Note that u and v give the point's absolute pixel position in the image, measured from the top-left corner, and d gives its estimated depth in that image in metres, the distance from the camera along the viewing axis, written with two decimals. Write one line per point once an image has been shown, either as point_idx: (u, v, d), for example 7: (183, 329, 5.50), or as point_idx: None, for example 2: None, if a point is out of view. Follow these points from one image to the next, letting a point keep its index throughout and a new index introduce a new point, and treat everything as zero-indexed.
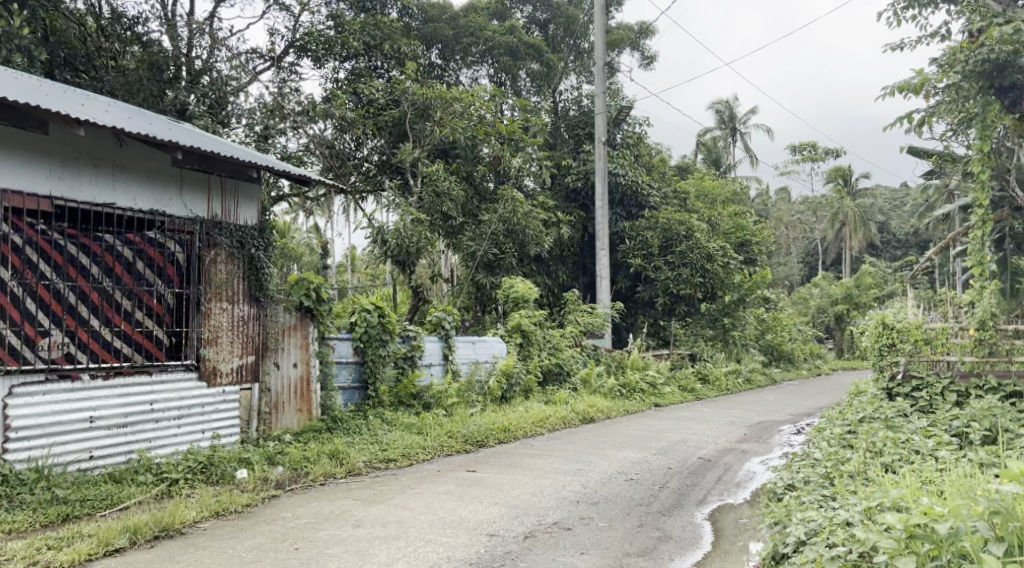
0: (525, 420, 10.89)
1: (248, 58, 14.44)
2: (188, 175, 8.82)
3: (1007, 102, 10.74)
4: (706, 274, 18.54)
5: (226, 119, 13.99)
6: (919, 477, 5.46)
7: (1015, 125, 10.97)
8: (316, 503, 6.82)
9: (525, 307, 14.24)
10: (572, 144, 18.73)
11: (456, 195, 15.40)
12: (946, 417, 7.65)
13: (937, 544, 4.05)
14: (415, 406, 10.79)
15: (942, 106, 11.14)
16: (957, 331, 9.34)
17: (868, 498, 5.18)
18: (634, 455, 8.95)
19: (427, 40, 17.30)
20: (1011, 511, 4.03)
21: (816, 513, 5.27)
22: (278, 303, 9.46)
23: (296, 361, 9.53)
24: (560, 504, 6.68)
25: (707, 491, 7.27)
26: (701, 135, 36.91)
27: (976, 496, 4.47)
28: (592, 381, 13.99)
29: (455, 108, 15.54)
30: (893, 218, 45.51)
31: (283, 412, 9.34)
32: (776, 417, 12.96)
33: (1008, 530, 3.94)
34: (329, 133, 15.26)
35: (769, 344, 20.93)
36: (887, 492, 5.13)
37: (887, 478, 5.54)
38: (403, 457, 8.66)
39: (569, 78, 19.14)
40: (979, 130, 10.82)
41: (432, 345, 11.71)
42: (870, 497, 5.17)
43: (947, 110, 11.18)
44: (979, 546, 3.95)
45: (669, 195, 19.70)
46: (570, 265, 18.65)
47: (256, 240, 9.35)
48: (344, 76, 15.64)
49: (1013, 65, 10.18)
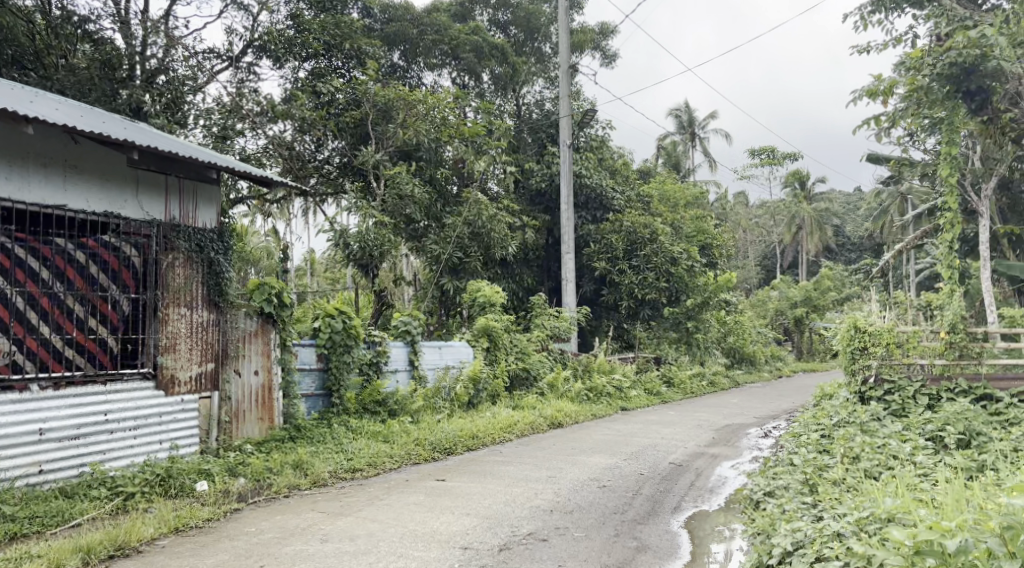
0: (493, 426, 10.72)
1: (206, 57, 14.23)
2: (144, 176, 8.46)
3: (972, 106, 10.86)
4: (670, 277, 18.59)
5: (183, 120, 13.62)
6: (908, 486, 5.40)
7: (980, 130, 11.10)
8: (281, 516, 6.56)
9: (492, 311, 14.07)
10: (536, 147, 18.62)
11: (420, 198, 15.19)
12: (918, 421, 7.69)
13: (943, 559, 3.95)
14: (380, 413, 10.50)
15: (906, 110, 11.25)
16: (929, 334, 9.43)
17: (857, 509, 5.11)
18: (605, 461, 8.84)
19: (389, 39, 17.02)
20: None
21: (803, 523, 5.19)
22: (239, 309, 9.15)
23: (257, 368, 9.24)
24: (534, 514, 6.53)
25: (680, 497, 7.19)
26: (661, 139, 37.16)
27: (982, 510, 4.38)
28: (559, 385, 13.88)
29: (419, 110, 15.34)
30: (848, 221, 46.40)
31: (244, 422, 9.04)
32: (742, 420, 13.00)
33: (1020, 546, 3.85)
34: (288, 134, 14.96)
35: (732, 346, 21.08)
36: (878, 503, 5.05)
37: (872, 487, 5.48)
38: (369, 466, 8.43)
39: (534, 81, 19.14)
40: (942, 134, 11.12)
41: (398, 351, 11.49)
42: (860, 508, 5.10)
43: (910, 114, 11.30)
44: (988, 561, 3.86)
45: (634, 198, 19.71)
46: (535, 268, 18.51)
47: (215, 243, 9.04)
48: (304, 76, 15.31)
49: (978, 69, 10.32)
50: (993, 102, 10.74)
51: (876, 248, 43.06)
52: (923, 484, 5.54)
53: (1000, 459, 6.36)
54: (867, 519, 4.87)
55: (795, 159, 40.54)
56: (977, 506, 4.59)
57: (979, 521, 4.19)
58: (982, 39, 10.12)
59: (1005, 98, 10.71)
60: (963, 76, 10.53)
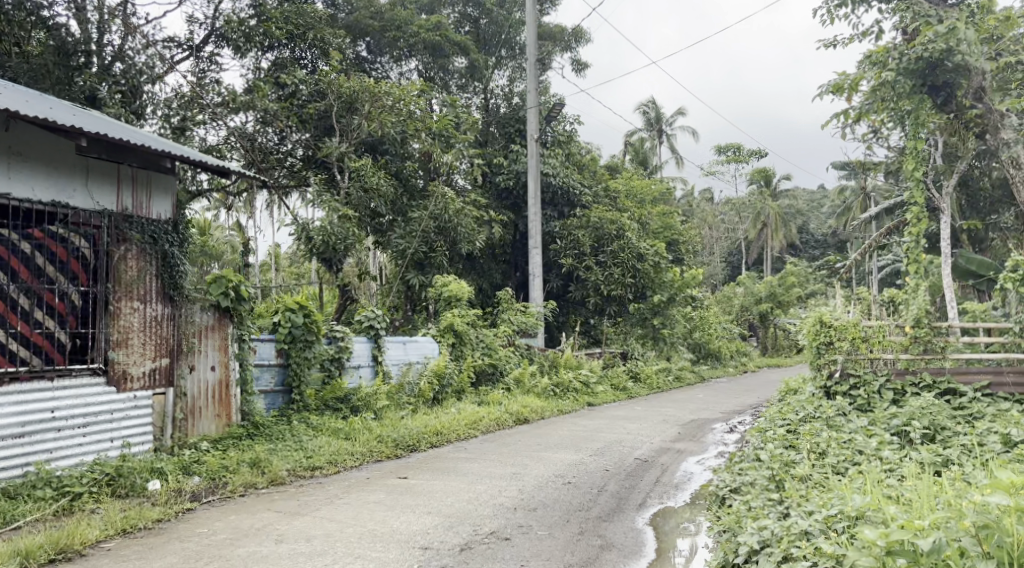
0: (458, 422, 10.56)
1: (165, 47, 13.93)
2: (94, 164, 8.13)
3: (937, 100, 10.93)
4: (637, 273, 18.59)
5: (141, 110, 13.18)
6: (877, 482, 5.36)
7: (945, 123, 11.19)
8: (234, 517, 6.33)
9: (458, 306, 13.86)
10: (502, 142, 18.53)
11: (384, 191, 14.99)
12: (883, 416, 7.69)
13: (915, 559, 3.90)
14: (341, 410, 10.29)
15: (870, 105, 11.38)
16: (894, 329, 9.53)
17: (826, 506, 5.05)
18: (570, 457, 8.74)
19: (352, 31, 16.69)
20: (999, 525, 3.90)
21: (770, 520, 5.12)
22: (194, 303, 8.87)
23: (213, 364, 8.98)
24: (497, 511, 6.39)
25: (646, 494, 7.09)
26: (628, 135, 37.22)
27: (957, 509, 4.33)
28: (526, 380, 13.75)
29: (385, 102, 15.04)
30: (811, 219, 46.96)
31: (200, 418, 8.77)
32: (707, 415, 13.02)
33: (995, 546, 3.81)
34: (249, 125, 14.55)
35: (697, 342, 21.18)
36: (848, 500, 4.99)
37: (840, 485, 5.44)
38: (329, 464, 8.21)
39: (501, 73, 18.98)
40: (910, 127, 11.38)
41: (360, 346, 11.26)
42: (828, 505, 5.04)
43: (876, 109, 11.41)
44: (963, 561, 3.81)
45: (601, 194, 19.67)
46: (502, 264, 18.34)
47: (169, 235, 8.76)
48: (265, 67, 15.04)
49: (943, 63, 10.41)
50: (957, 96, 10.74)
51: (839, 244, 43.64)
52: (890, 479, 5.51)
53: (963, 454, 6.38)
54: (836, 517, 4.81)
55: (761, 157, 40.91)
56: (946, 502, 4.55)
57: (955, 519, 4.13)
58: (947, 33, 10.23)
59: (968, 94, 10.58)
60: (928, 70, 10.60)
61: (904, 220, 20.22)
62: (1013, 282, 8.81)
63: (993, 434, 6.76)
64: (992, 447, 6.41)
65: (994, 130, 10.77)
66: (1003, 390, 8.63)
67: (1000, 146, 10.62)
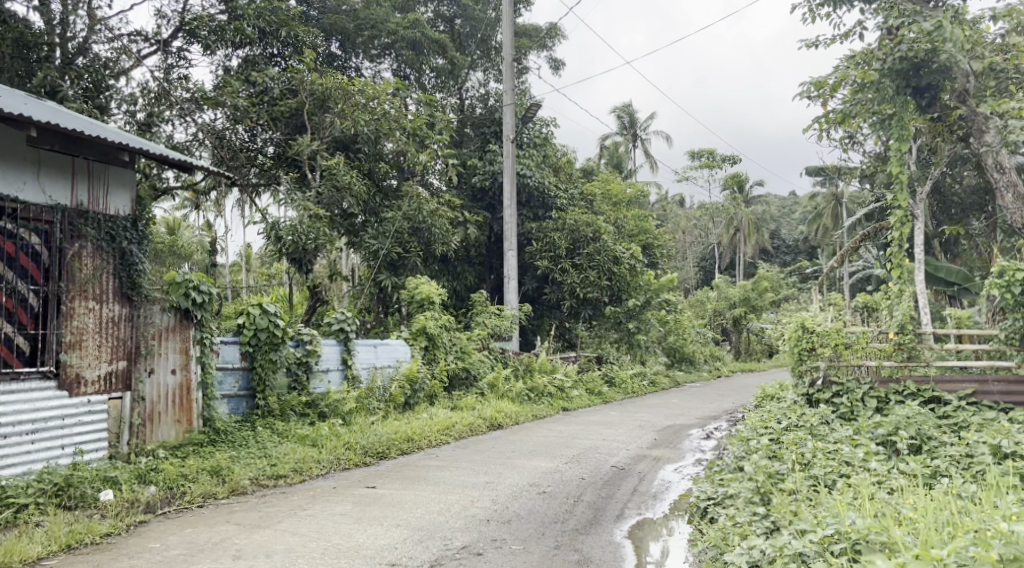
0: (431, 428, 10.22)
1: (131, 40, 13.43)
2: (46, 156, 7.73)
3: (921, 103, 11.01)
4: (612, 277, 18.38)
5: (105, 105, 12.63)
6: (873, 499, 5.15)
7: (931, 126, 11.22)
8: (190, 530, 5.96)
9: (431, 309, 13.52)
10: (478, 143, 18.18)
11: (358, 190, 14.60)
12: (868, 425, 7.53)
13: None
14: (309, 415, 9.93)
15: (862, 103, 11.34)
16: (876, 336, 9.35)
17: (819, 524, 4.83)
18: (545, 465, 8.47)
19: (326, 31, 16.33)
20: None
21: (760, 539, 4.92)
22: (154, 303, 8.47)
23: (174, 367, 8.55)
24: (469, 524, 6.12)
25: (624, 504, 6.86)
26: (603, 139, 37.07)
27: (977, 538, 4.12)
28: (500, 385, 13.43)
29: (358, 100, 14.73)
30: (783, 224, 47.22)
31: (159, 424, 8.34)
32: (682, 420, 12.83)
33: None
34: (219, 122, 14.16)
35: (671, 346, 21.05)
36: (844, 519, 4.77)
37: (831, 502, 5.23)
38: (294, 472, 7.86)
39: (476, 74, 18.72)
40: (897, 132, 11.16)
41: (329, 350, 10.92)
42: (823, 523, 4.81)
43: (864, 108, 11.28)
44: None
45: (577, 196, 19.44)
46: (477, 266, 18.03)
47: (128, 232, 8.38)
48: (236, 64, 14.72)
49: (928, 63, 10.47)
50: (940, 99, 10.83)
51: (809, 250, 43.98)
52: (881, 494, 5.33)
53: (952, 466, 6.26)
54: (832, 538, 4.59)
55: (735, 162, 40.98)
56: (953, 531, 4.35)
57: (973, 556, 3.89)
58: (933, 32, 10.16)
59: (953, 96, 10.76)
60: (912, 72, 10.69)
61: (877, 226, 20.24)
62: (998, 288, 8.68)
63: (981, 443, 6.61)
64: (982, 459, 6.26)
65: (977, 133, 10.69)
66: (987, 399, 8.58)
67: (983, 150, 10.63)
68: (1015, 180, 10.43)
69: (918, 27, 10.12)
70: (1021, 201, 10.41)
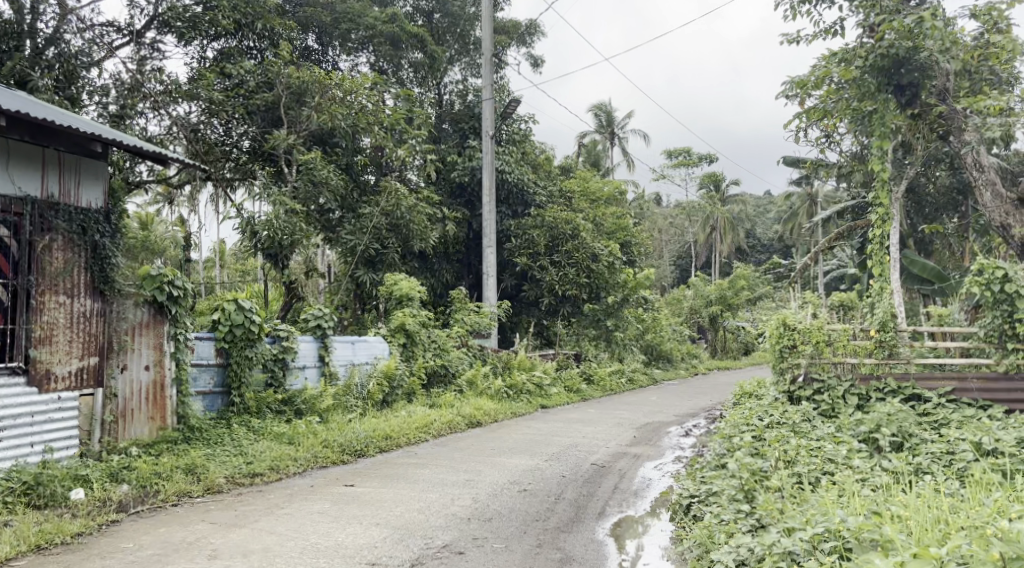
0: (409, 425, 10.13)
1: (104, 31, 13.17)
2: (15, 146, 7.50)
3: (901, 100, 11.06)
4: (591, 275, 18.37)
5: (77, 97, 12.36)
6: (858, 497, 5.17)
7: (911, 125, 11.25)
8: (163, 529, 5.82)
9: (410, 305, 13.39)
10: (457, 139, 18.04)
11: (335, 185, 14.44)
12: (849, 422, 7.57)
13: None
14: (286, 412, 9.80)
15: (842, 101, 11.42)
16: (858, 333, 9.39)
17: (807, 521, 4.82)
18: (525, 462, 8.41)
19: (303, 23, 16.07)
20: None
21: (747, 536, 4.97)
22: (127, 298, 8.29)
23: (148, 363, 8.37)
24: (450, 523, 6.04)
25: (605, 501, 6.82)
26: (581, 137, 37.09)
27: (974, 538, 4.14)
28: (478, 382, 13.36)
29: (335, 94, 14.57)
30: (757, 223, 47.63)
31: (132, 422, 8.16)
32: (661, 418, 12.84)
33: None
34: (193, 115, 13.94)
35: (648, 343, 21.12)
36: (832, 517, 4.77)
37: (817, 501, 5.23)
38: (270, 470, 7.74)
39: (454, 70, 18.61)
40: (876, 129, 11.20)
41: (306, 346, 10.79)
42: (811, 521, 4.81)
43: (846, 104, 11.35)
44: None
45: (555, 193, 19.43)
46: (455, 263, 17.93)
47: (100, 225, 8.20)
48: (211, 56, 14.52)
49: (910, 60, 10.53)
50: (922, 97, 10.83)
51: (783, 248, 44.39)
52: (865, 492, 5.35)
53: (934, 462, 6.31)
54: (822, 536, 4.58)
55: (711, 161, 41.22)
56: (945, 531, 4.37)
57: (978, 553, 3.92)
58: (915, 29, 10.25)
59: (933, 94, 10.86)
60: (894, 69, 10.76)
61: (851, 225, 20.42)
62: (978, 286, 8.77)
63: (961, 440, 6.67)
64: (963, 455, 6.32)
65: (957, 132, 10.73)
66: (967, 396, 8.68)
67: (962, 148, 10.69)
68: (993, 179, 10.55)
69: (901, 23, 10.19)
70: (999, 200, 10.50)
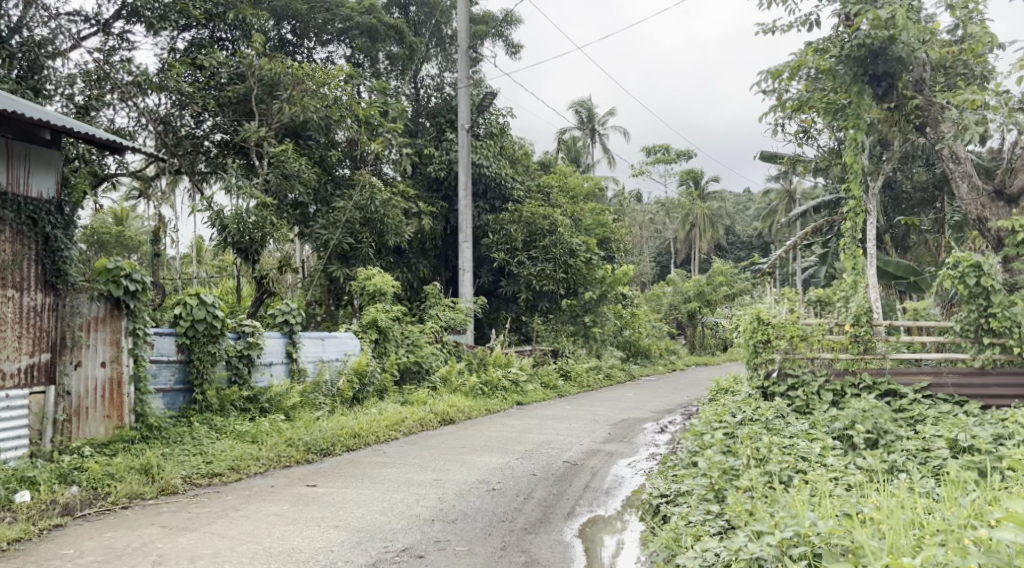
0: (378, 423, 9.86)
1: (69, 21, 12.75)
2: None
3: (878, 92, 10.89)
4: (568, 270, 18.16)
5: (42, 88, 11.96)
6: (831, 497, 5.00)
7: (886, 117, 11.12)
8: (108, 534, 5.56)
9: (382, 301, 13.11)
10: (433, 133, 17.76)
11: (308, 178, 14.10)
12: (826, 419, 7.44)
13: None
14: (251, 411, 9.52)
15: (820, 94, 11.32)
16: (833, 327, 9.26)
17: (778, 524, 4.63)
18: (496, 460, 8.19)
19: (277, 14, 15.62)
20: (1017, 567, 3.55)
21: (715, 540, 4.81)
22: (82, 292, 7.94)
23: (104, 360, 8.03)
24: (412, 524, 5.81)
25: (574, 501, 6.62)
26: (561, 134, 36.88)
27: (953, 546, 3.97)
28: (453, 379, 13.10)
29: (307, 86, 14.12)
30: (736, 220, 47.71)
31: (86, 420, 7.81)
32: (637, 414, 12.65)
33: None
34: (162, 107, 13.57)
35: (626, 339, 20.94)
36: (802, 520, 4.59)
37: (791, 501, 5.06)
38: (230, 470, 7.46)
39: (431, 65, 18.24)
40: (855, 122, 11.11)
41: (273, 342, 10.49)
42: (783, 524, 4.62)
43: (822, 97, 11.27)
44: None
45: (533, 188, 19.19)
46: (432, 258, 17.64)
47: (51, 216, 7.89)
48: (182, 47, 14.15)
49: (885, 52, 10.43)
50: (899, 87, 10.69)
51: (762, 245, 44.50)
52: (839, 493, 5.19)
53: (910, 460, 6.17)
54: (791, 541, 4.41)
55: (690, 157, 41.16)
56: (921, 538, 4.20)
57: (952, 561, 3.77)
58: (890, 19, 10.15)
59: (910, 85, 10.73)
60: (870, 58, 10.63)
61: (829, 220, 20.38)
62: (949, 279, 8.77)
63: (938, 437, 6.55)
64: (940, 453, 6.18)
65: (933, 123, 10.63)
66: (941, 392, 8.66)
67: (939, 139, 10.61)
68: (969, 171, 10.46)
69: (877, 14, 10.11)
70: (975, 191, 10.37)
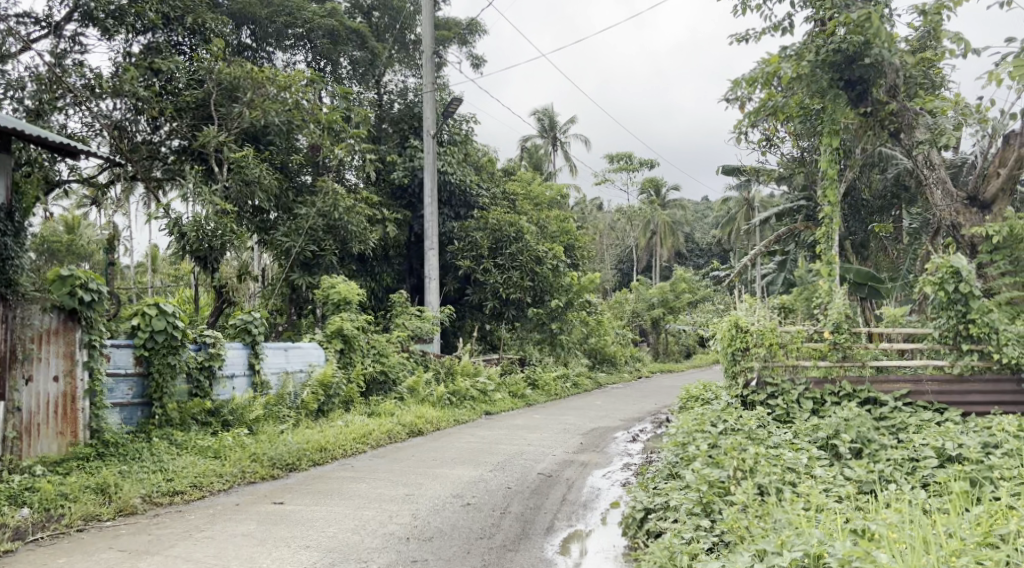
0: (344, 436, 9.56)
1: (19, 22, 12.29)
2: None
3: (853, 97, 10.96)
4: (535, 278, 18.04)
5: None
6: (834, 515, 4.95)
7: (862, 122, 11.16)
8: (62, 560, 5.26)
9: (348, 310, 12.78)
10: (397, 139, 17.38)
11: (268, 184, 13.70)
12: (806, 429, 7.39)
13: None
14: (212, 424, 9.15)
15: (787, 102, 11.38)
16: (811, 335, 9.24)
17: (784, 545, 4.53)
18: (469, 474, 7.99)
19: (235, 18, 15.25)
20: None
21: (716, 560, 4.68)
22: (33, 303, 7.56)
23: (57, 374, 7.63)
24: (387, 543, 5.60)
25: (553, 515, 6.44)
26: (523, 141, 36.84)
27: None
28: (420, 389, 12.85)
29: (268, 90, 13.89)
30: (696, 228, 48.16)
31: (39, 436, 7.46)
32: (607, 423, 12.53)
33: None
34: (117, 112, 13.08)
35: (592, 347, 20.86)
36: (810, 539, 4.51)
37: (790, 521, 4.96)
38: (192, 488, 7.13)
39: (394, 69, 17.90)
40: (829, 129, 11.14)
41: (235, 354, 10.15)
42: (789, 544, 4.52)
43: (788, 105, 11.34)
44: None
45: (498, 196, 19.05)
46: (396, 265, 17.33)
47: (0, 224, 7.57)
48: (137, 51, 13.51)
49: (859, 57, 10.55)
50: (873, 91, 10.78)
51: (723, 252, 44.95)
52: (833, 509, 5.11)
53: (897, 470, 6.16)
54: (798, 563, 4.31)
55: (652, 166, 41.46)
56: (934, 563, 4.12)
57: None
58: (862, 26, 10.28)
59: (884, 90, 10.84)
60: (844, 64, 10.71)
61: (790, 228, 20.61)
62: (932, 287, 8.89)
63: (924, 447, 6.55)
64: (927, 463, 6.18)
65: (907, 129, 10.84)
66: (922, 398, 8.68)
67: (913, 145, 10.86)
68: (943, 178, 10.70)
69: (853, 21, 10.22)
70: (949, 197, 10.58)
